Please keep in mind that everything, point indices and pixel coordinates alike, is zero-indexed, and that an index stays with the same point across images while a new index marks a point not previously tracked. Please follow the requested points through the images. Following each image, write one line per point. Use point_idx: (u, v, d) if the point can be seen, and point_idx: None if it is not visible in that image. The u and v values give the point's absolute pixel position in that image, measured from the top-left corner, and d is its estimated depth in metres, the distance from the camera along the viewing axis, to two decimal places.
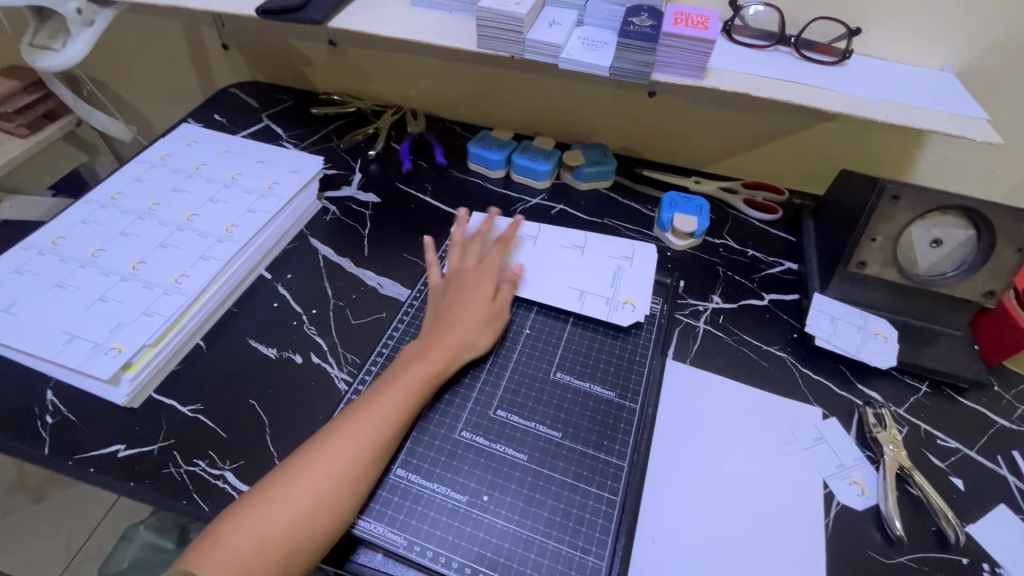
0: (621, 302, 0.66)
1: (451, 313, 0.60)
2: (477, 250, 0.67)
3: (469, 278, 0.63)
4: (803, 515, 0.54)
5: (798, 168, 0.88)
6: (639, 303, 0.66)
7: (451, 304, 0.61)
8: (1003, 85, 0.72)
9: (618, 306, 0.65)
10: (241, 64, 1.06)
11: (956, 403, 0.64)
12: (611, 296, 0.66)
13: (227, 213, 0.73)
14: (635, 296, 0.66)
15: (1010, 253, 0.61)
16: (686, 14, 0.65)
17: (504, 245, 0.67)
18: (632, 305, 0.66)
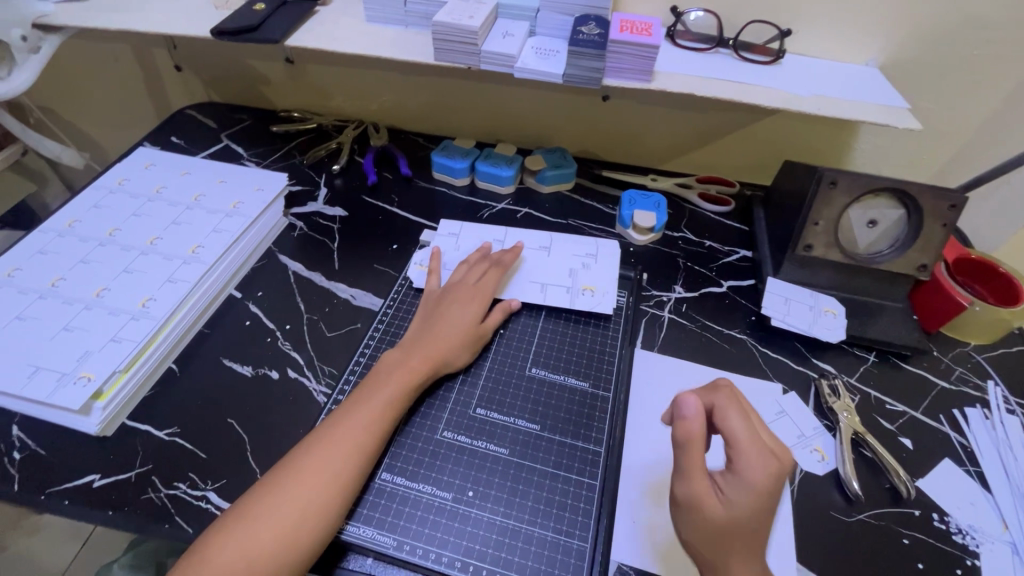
0: (581, 289, 0.69)
1: (438, 324, 0.61)
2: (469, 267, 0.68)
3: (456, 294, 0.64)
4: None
5: (746, 161, 0.93)
6: (597, 289, 0.70)
7: (437, 315, 0.62)
8: (920, 76, 0.79)
9: (579, 293, 0.69)
10: (195, 85, 1.05)
11: (900, 369, 0.70)
12: (571, 285, 0.70)
13: (192, 235, 0.73)
14: (593, 282, 0.70)
15: (938, 228, 0.67)
16: (630, 22, 0.68)
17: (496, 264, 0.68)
18: (591, 290, 0.70)
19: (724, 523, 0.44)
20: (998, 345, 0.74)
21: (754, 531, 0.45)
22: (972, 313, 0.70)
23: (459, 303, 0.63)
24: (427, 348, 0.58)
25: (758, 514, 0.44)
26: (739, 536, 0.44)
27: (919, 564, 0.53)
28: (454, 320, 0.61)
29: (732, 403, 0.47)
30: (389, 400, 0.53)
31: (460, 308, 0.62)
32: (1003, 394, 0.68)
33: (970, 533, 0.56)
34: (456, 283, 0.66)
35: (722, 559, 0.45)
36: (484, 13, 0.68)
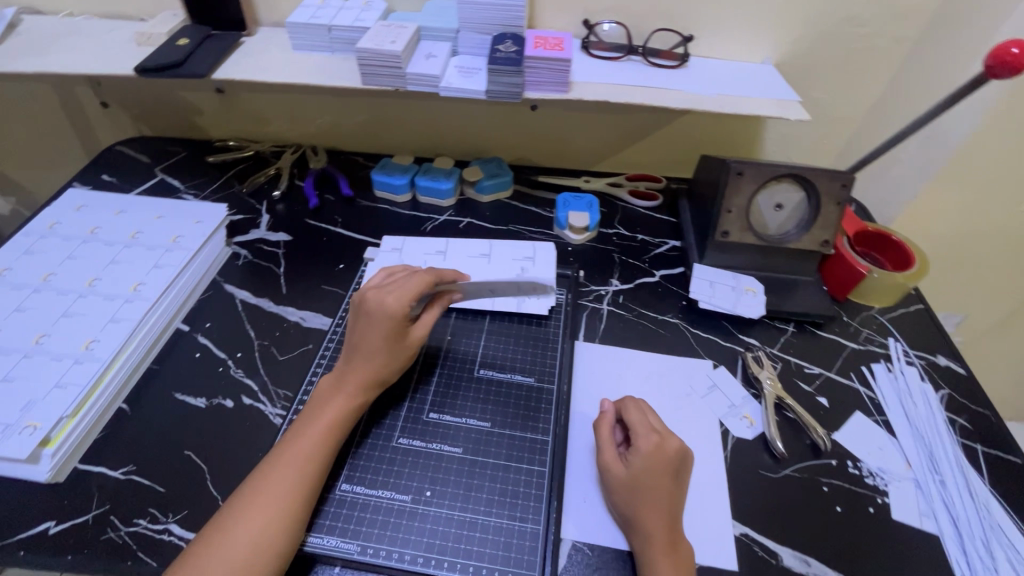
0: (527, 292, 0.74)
1: (364, 337, 0.59)
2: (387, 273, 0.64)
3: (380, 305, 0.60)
4: (706, 452, 0.63)
5: (670, 158, 1.00)
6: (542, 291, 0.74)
7: (359, 325, 0.59)
8: (811, 71, 0.87)
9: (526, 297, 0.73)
10: (124, 121, 1.03)
11: (816, 336, 0.77)
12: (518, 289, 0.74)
13: (132, 273, 0.73)
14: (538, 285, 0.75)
15: (834, 207, 0.75)
16: (544, 38, 0.73)
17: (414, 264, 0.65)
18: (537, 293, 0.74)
19: (627, 477, 0.54)
20: (899, 306, 0.82)
21: (656, 484, 0.53)
22: (872, 279, 0.79)
23: (380, 313, 0.59)
24: (359, 365, 0.58)
25: (655, 466, 0.53)
26: (641, 487, 0.53)
27: (838, 507, 0.60)
28: (379, 332, 0.58)
29: (629, 399, 0.61)
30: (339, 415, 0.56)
31: (382, 318, 0.58)
32: (903, 348, 0.76)
33: (880, 474, 0.63)
34: (378, 289, 0.61)
35: (635, 509, 0.52)
36: (405, 37, 0.71)
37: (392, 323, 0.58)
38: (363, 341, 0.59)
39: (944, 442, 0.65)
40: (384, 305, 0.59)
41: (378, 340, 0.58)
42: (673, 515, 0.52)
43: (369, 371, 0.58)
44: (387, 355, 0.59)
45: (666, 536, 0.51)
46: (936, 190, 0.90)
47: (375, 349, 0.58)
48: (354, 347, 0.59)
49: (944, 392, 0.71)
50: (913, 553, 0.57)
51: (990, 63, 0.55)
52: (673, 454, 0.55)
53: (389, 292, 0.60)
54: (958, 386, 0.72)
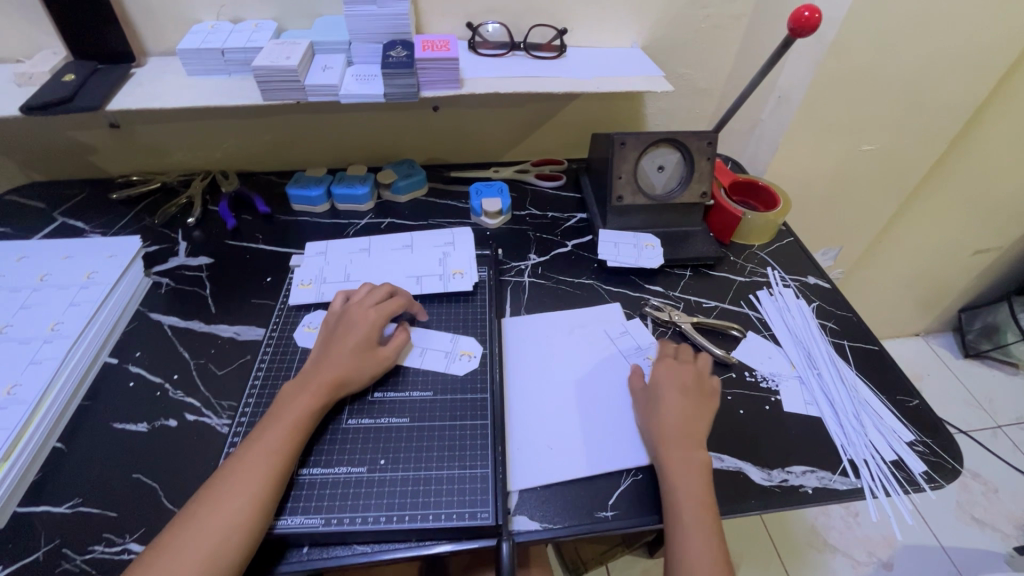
0: (451, 273, 0.79)
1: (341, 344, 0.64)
2: (367, 298, 0.69)
3: (354, 325, 0.66)
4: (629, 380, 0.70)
5: (567, 140, 1.10)
6: (466, 271, 0.80)
7: (340, 332, 0.65)
8: (673, 50, 0.99)
9: (449, 277, 0.78)
10: (9, 169, 0.98)
11: (709, 276, 0.88)
12: (442, 271, 0.79)
13: (48, 314, 0.71)
14: (461, 266, 0.80)
15: (705, 162, 0.86)
16: (431, 41, 0.80)
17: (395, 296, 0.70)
18: (460, 273, 0.79)
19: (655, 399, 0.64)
20: (774, 241, 0.96)
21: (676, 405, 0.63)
22: (747, 221, 0.91)
23: (362, 320, 0.66)
24: (324, 367, 0.62)
25: (676, 386, 0.64)
26: (662, 404, 0.63)
27: (741, 410, 0.70)
28: (358, 336, 0.64)
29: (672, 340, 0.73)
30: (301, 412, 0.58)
31: (364, 324, 0.66)
32: (781, 274, 0.89)
33: (772, 378, 0.74)
34: (360, 302, 0.69)
35: (656, 424, 0.62)
36: (299, 52, 0.75)
37: (373, 332, 0.65)
38: (343, 347, 0.64)
39: (818, 342, 0.78)
40: (368, 318, 0.66)
41: (356, 341, 0.64)
42: (688, 431, 0.61)
43: (339, 373, 0.61)
44: (358, 361, 0.63)
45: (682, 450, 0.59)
46: (791, 140, 1.05)
47: (349, 352, 0.63)
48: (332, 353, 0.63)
49: (815, 304, 0.85)
50: (803, 434, 0.68)
51: (792, 26, 0.67)
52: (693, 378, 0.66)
53: (370, 305, 0.68)
54: (825, 298, 0.86)
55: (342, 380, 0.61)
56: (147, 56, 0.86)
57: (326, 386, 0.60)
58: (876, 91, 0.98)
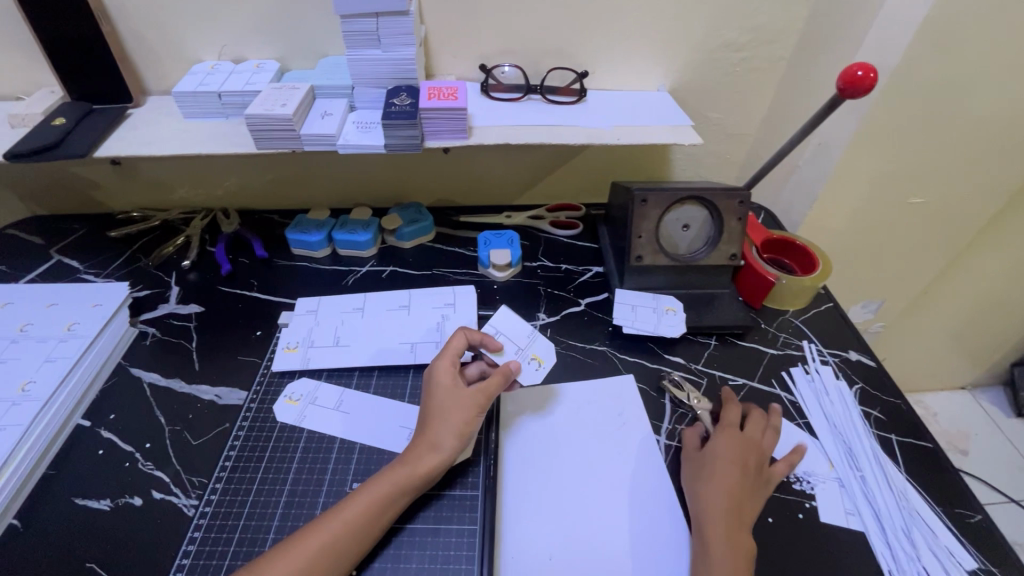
0: (529, 358, 0.73)
1: (433, 400, 0.61)
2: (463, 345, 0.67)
3: (438, 396, 0.61)
4: (640, 477, 0.63)
5: (586, 184, 1.03)
6: (546, 361, 0.74)
7: (431, 405, 0.61)
8: (703, 95, 0.92)
9: (525, 361, 0.72)
10: (13, 202, 0.97)
11: (737, 346, 0.80)
12: (522, 348, 0.73)
13: (21, 371, 0.67)
14: (544, 354, 0.74)
15: (735, 221, 0.78)
16: (438, 88, 0.74)
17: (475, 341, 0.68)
18: (539, 361, 0.73)
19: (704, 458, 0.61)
20: (811, 306, 0.86)
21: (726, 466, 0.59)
22: (781, 285, 0.82)
23: (444, 383, 0.62)
24: (420, 449, 0.58)
25: (732, 452, 0.60)
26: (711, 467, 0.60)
27: (769, 518, 0.61)
28: (442, 411, 0.60)
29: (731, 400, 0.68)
30: (398, 477, 0.56)
31: (447, 392, 0.61)
32: (818, 348, 0.80)
33: (806, 478, 0.65)
34: (444, 355, 0.65)
35: (705, 485, 0.58)
36: (296, 99, 0.70)
37: (455, 399, 0.60)
38: (439, 398, 0.61)
39: (861, 436, 0.68)
40: (447, 381, 0.62)
41: (438, 418, 0.59)
42: (741, 495, 0.57)
43: (439, 434, 0.58)
44: (483, 400, 0.61)
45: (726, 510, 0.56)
46: (831, 192, 0.96)
47: (453, 395, 0.61)
48: (434, 406, 0.60)
49: (857, 386, 0.75)
50: (844, 554, 0.58)
51: (841, 85, 0.60)
52: (748, 446, 0.61)
53: (449, 360, 0.64)
54: (870, 379, 0.76)
55: (439, 446, 0.58)
56: (147, 94, 0.83)
57: (435, 449, 0.57)
58: (930, 144, 0.88)
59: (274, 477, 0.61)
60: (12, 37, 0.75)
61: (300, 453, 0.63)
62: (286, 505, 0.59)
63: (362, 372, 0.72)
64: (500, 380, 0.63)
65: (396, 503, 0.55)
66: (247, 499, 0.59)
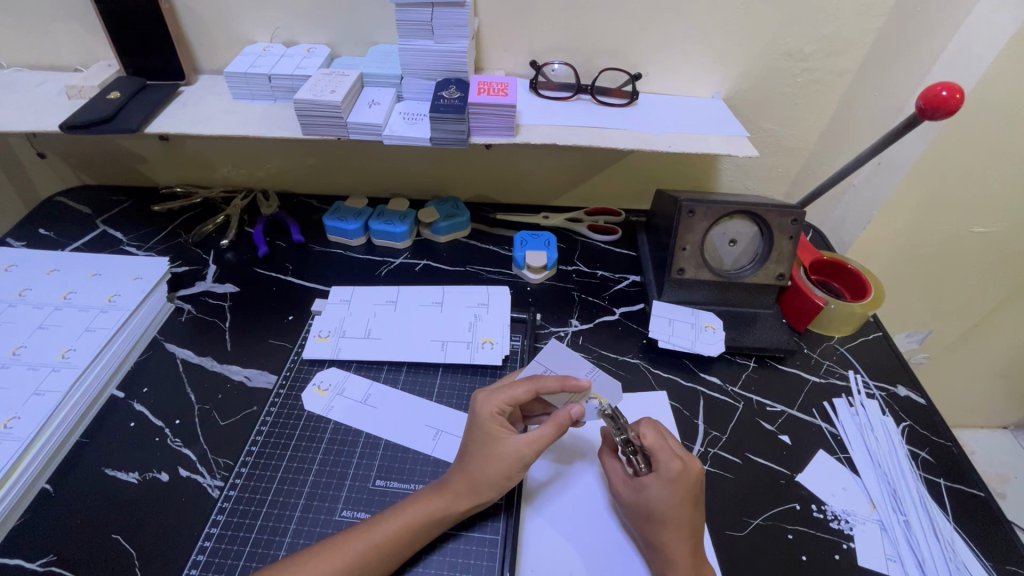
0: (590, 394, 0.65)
1: (475, 440, 0.58)
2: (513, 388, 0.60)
3: (480, 443, 0.57)
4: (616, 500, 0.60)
5: (627, 190, 1.00)
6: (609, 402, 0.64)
7: (472, 450, 0.57)
8: (760, 106, 0.88)
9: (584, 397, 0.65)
10: (65, 170, 0.99)
11: (778, 370, 0.76)
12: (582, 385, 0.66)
13: (62, 338, 0.69)
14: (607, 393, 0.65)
15: (786, 240, 0.75)
16: (488, 83, 0.73)
17: (531, 383, 0.60)
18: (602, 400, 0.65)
19: (644, 503, 0.55)
20: (858, 334, 0.82)
21: (675, 512, 0.53)
22: (829, 310, 0.78)
23: (490, 432, 0.58)
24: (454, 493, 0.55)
25: (675, 494, 0.54)
26: (659, 517, 0.53)
27: (803, 556, 0.58)
28: (482, 459, 0.56)
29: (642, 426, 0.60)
30: (421, 513, 0.54)
31: (490, 442, 0.57)
32: (863, 380, 0.76)
33: (844, 517, 0.61)
34: (491, 398, 0.60)
35: (656, 536, 0.53)
36: (346, 86, 0.70)
37: (497, 451, 0.56)
38: (481, 445, 0.57)
39: (907, 478, 0.65)
40: (491, 429, 0.58)
41: (478, 466, 0.56)
42: (696, 537, 0.53)
43: (476, 482, 0.55)
44: (530, 453, 0.56)
45: (681, 557, 0.52)
46: (888, 217, 0.91)
47: (495, 446, 0.57)
48: (472, 453, 0.57)
49: (905, 424, 0.71)
50: None
51: (921, 105, 0.57)
52: (688, 480, 0.55)
53: (498, 404, 0.59)
54: (918, 417, 0.72)
55: (479, 494, 0.55)
56: (199, 72, 0.84)
57: (472, 494, 0.55)
58: (1004, 172, 0.82)
59: (298, 466, 0.61)
60: (75, 9, 0.77)
61: (324, 446, 0.62)
62: (309, 496, 0.58)
63: (392, 367, 0.71)
64: (552, 432, 0.57)
65: (429, 531, 0.54)
66: (271, 486, 0.59)
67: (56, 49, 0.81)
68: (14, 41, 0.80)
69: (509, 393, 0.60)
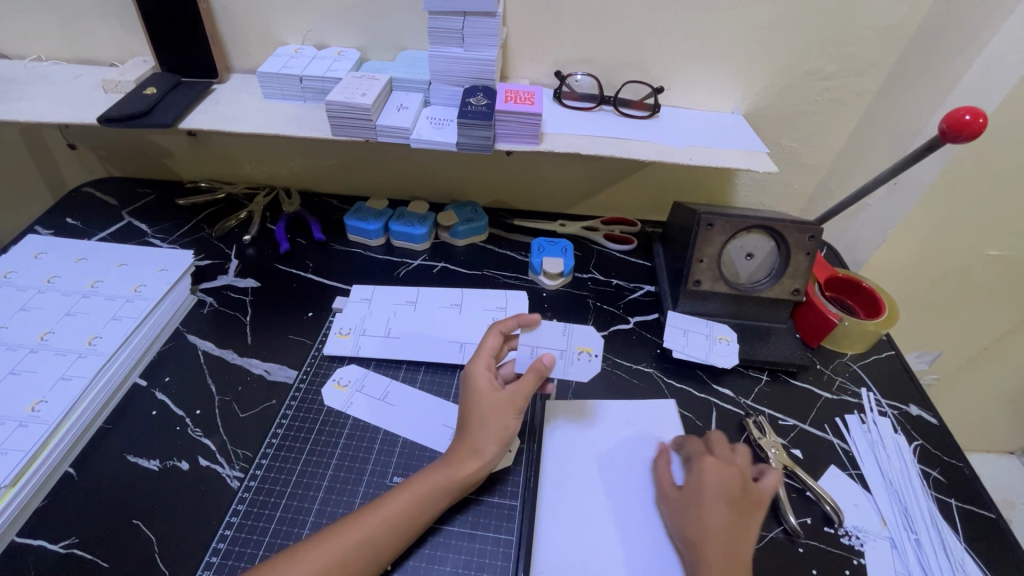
0: (576, 351, 0.66)
1: (468, 402, 0.60)
2: (488, 347, 0.64)
3: (472, 402, 0.60)
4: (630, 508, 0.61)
5: (644, 201, 1.01)
6: (595, 351, 0.66)
7: (466, 410, 0.60)
8: (779, 123, 0.89)
9: (574, 358, 0.65)
10: (93, 162, 1.01)
11: (790, 384, 0.77)
12: (565, 347, 0.66)
13: (89, 326, 0.70)
14: (590, 343, 0.66)
15: (803, 256, 0.75)
16: (514, 92, 0.74)
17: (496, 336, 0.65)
18: (588, 351, 0.66)
19: (689, 494, 0.57)
20: (871, 352, 0.83)
21: (717, 502, 0.55)
22: (843, 327, 0.79)
23: (481, 390, 0.60)
24: (457, 458, 0.57)
25: (719, 491, 0.55)
26: (704, 500, 0.56)
27: (814, 569, 0.58)
28: (478, 416, 0.59)
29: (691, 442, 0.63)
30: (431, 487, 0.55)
31: (482, 398, 0.60)
32: (876, 398, 0.76)
33: (856, 533, 0.62)
34: (474, 360, 0.63)
35: (694, 522, 0.55)
36: (376, 89, 0.71)
37: (489, 403, 0.59)
38: (473, 403, 0.60)
39: (918, 497, 0.65)
40: (479, 386, 0.60)
41: (474, 422, 0.59)
42: (732, 537, 0.53)
43: (476, 441, 0.58)
44: (521, 401, 0.60)
45: (723, 554, 0.52)
46: (903, 238, 0.92)
47: (488, 401, 0.59)
48: (471, 409, 0.59)
49: (916, 443, 0.71)
50: None
51: (945, 128, 0.58)
52: (734, 478, 0.56)
53: (480, 362, 0.63)
54: (930, 437, 0.72)
55: (480, 449, 0.58)
56: (230, 71, 0.86)
57: (472, 455, 0.57)
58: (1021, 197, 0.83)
59: (318, 459, 0.62)
60: (116, 6, 0.79)
61: (343, 441, 0.63)
62: (328, 489, 0.59)
63: (410, 367, 0.72)
64: (535, 379, 0.60)
65: (432, 510, 0.55)
66: (291, 478, 0.60)
67: (94, 43, 0.83)
68: (54, 34, 0.82)
69: (486, 352, 0.64)
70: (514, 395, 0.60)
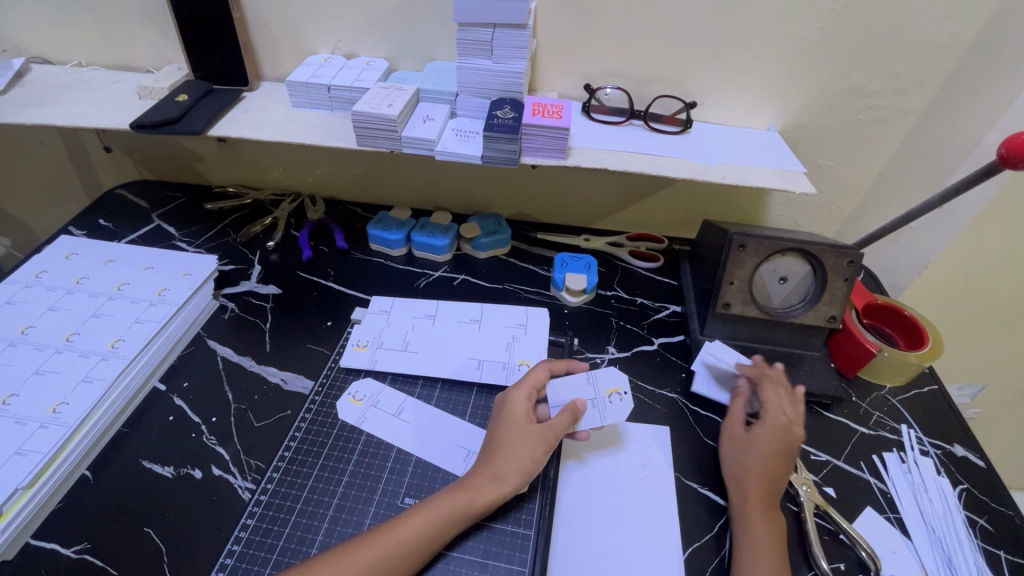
0: (606, 395, 0.63)
1: (502, 429, 0.59)
2: (531, 377, 0.64)
3: (506, 431, 0.59)
4: (647, 542, 0.58)
5: (671, 218, 0.98)
6: (623, 388, 0.63)
7: (499, 437, 0.59)
8: (817, 141, 0.85)
9: (607, 403, 0.62)
10: (127, 165, 1.04)
11: (823, 417, 0.73)
12: (594, 395, 0.63)
13: (113, 329, 0.71)
14: (616, 382, 0.64)
15: (841, 281, 0.72)
16: (542, 105, 0.73)
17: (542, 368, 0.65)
18: (617, 391, 0.63)
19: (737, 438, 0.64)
20: (912, 386, 0.78)
21: (759, 450, 0.61)
22: (881, 358, 0.75)
23: (515, 421, 0.59)
24: (482, 488, 0.55)
25: (764, 437, 0.62)
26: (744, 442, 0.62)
27: None
28: (509, 445, 0.58)
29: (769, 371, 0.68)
30: (448, 512, 0.54)
31: (516, 429, 0.59)
32: (917, 436, 0.71)
33: None
34: (515, 387, 0.63)
35: (737, 464, 0.61)
36: (402, 100, 0.71)
37: (522, 434, 0.58)
38: (507, 431, 0.59)
39: (964, 548, 0.60)
40: (515, 415, 0.60)
41: (504, 450, 0.57)
42: (770, 478, 0.59)
43: (499, 468, 0.56)
44: (552, 437, 0.58)
45: (759, 494, 0.58)
46: (949, 265, 0.86)
47: (521, 432, 0.58)
48: (504, 435, 0.59)
49: (962, 487, 0.66)
50: None
51: (1005, 151, 0.54)
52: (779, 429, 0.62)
53: (521, 390, 0.62)
54: (978, 482, 0.67)
55: (502, 480, 0.56)
56: (261, 79, 0.87)
57: (492, 488, 0.55)
58: None
59: (329, 476, 0.60)
60: (153, 15, 0.81)
61: (356, 457, 0.62)
62: (337, 508, 0.58)
63: (426, 383, 0.71)
64: (568, 419, 0.59)
65: (447, 536, 0.53)
66: (301, 495, 0.59)
67: (132, 51, 0.85)
68: (94, 41, 0.85)
69: (529, 381, 0.63)
70: (547, 431, 0.58)
